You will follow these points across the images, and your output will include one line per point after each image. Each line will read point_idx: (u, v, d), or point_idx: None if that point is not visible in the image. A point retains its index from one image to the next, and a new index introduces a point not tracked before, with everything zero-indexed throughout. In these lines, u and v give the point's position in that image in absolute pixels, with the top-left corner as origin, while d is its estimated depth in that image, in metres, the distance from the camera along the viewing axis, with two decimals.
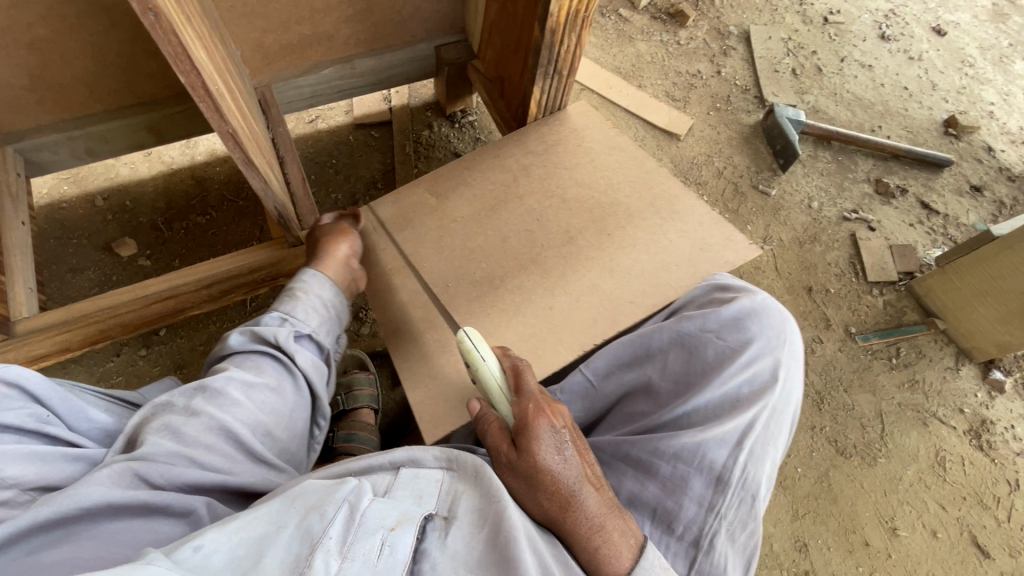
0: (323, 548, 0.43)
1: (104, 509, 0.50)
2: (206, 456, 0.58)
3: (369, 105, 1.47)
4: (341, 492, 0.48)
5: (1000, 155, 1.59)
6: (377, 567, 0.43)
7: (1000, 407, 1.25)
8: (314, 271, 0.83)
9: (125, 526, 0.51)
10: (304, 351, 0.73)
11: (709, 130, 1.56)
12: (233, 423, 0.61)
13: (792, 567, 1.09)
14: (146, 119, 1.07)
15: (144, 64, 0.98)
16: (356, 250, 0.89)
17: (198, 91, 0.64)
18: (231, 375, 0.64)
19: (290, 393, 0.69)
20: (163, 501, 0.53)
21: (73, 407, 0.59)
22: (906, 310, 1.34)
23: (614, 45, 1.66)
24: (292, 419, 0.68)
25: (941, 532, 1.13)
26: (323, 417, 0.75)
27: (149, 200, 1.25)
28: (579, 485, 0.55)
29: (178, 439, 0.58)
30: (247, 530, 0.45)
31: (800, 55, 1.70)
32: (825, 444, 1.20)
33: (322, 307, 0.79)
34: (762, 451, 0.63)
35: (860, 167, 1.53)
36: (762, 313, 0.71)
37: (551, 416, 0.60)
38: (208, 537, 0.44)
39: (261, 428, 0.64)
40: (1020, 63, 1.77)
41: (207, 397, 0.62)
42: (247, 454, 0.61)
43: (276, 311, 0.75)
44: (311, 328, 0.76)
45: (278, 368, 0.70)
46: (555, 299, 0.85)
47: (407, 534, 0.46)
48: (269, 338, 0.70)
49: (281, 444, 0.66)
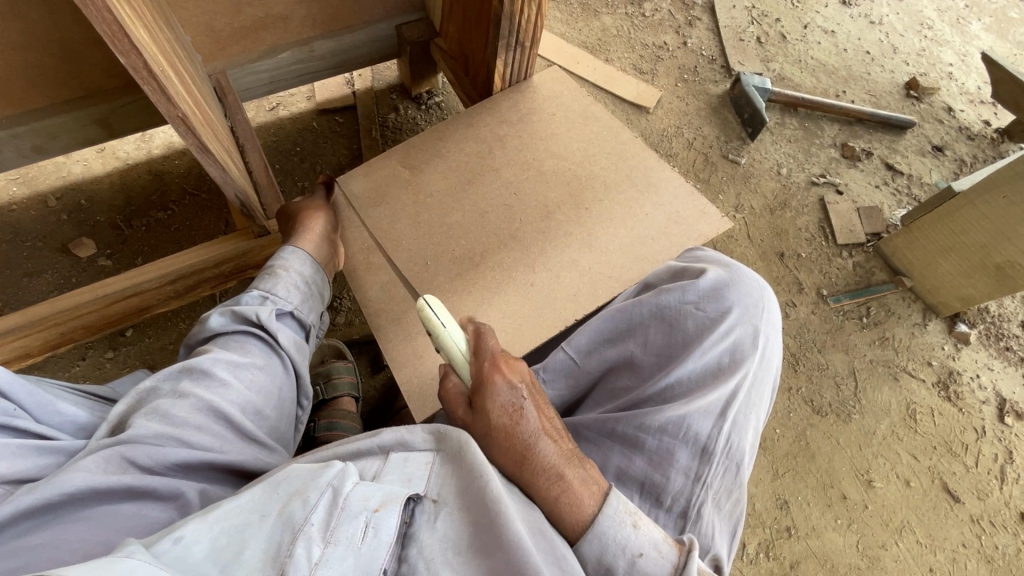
0: (306, 535, 0.42)
1: (87, 496, 0.48)
2: (196, 437, 0.56)
3: (332, 89, 1.43)
4: (325, 477, 0.46)
5: (959, 115, 1.63)
6: (361, 551, 0.42)
7: (966, 358, 1.29)
8: (293, 247, 0.83)
9: (108, 513, 0.48)
10: (285, 329, 0.73)
11: (677, 102, 1.56)
12: (222, 402, 0.60)
13: (775, 525, 1.12)
14: (95, 112, 1.02)
15: (87, 52, 0.94)
16: (334, 224, 0.90)
17: (141, 72, 0.61)
18: (216, 356, 0.63)
19: (276, 371, 0.69)
20: (149, 485, 0.51)
21: (41, 400, 0.56)
22: (875, 269, 1.37)
23: (579, 19, 1.64)
24: (280, 397, 0.68)
25: (914, 481, 1.17)
26: (306, 396, 0.74)
27: (105, 198, 1.20)
28: (535, 438, 0.56)
29: (167, 420, 0.56)
30: (228, 519, 0.44)
31: (765, 23, 1.71)
32: (802, 404, 1.22)
33: (302, 285, 0.79)
34: (744, 420, 0.64)
35: (826, 132, 1.55)
36: (740, 282, 0.70)
37: (505, 374, 0.59)
38: (188, 526, 0.42)
39: (250, 406, 0.63)
40: (976, 24, 1.80)
41: (194, 378, 0.60)
42: (238, 432, 0.60)
43: (255, 289, 0.75)
44: (292, 305, 0.76)
45: (263, 346, 0.69)
46: (536, 276, 0.85)
47: (392, 514, 0.44)
48: (251, 317, 0.70)
49: (271, 423, 0.65)
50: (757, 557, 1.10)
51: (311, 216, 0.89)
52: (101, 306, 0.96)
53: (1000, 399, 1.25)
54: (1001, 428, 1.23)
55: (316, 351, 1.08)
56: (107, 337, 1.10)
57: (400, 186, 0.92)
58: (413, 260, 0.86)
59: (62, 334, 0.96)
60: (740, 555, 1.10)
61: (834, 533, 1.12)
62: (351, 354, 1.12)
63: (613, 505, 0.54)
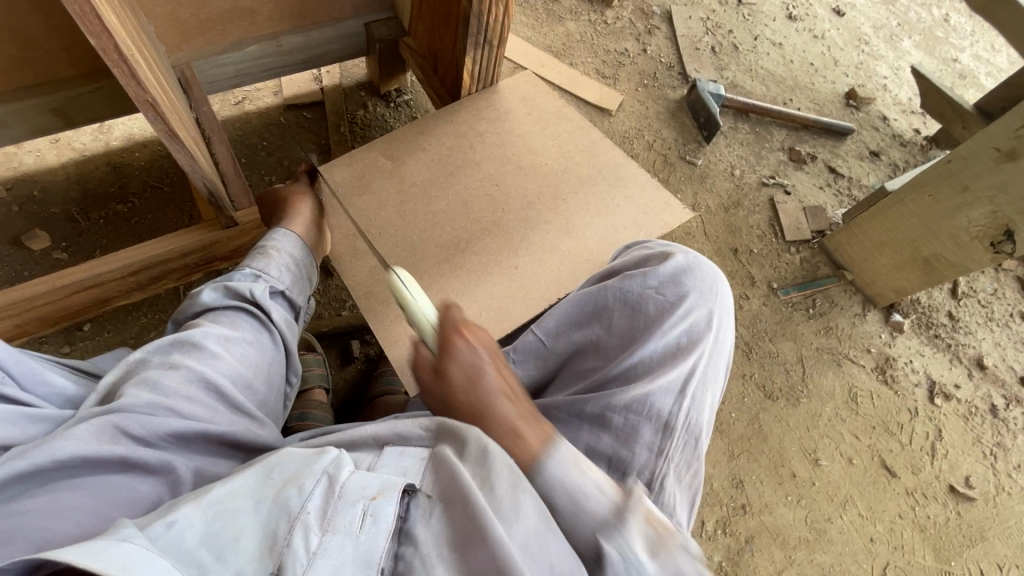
0: (303, 523, 0.46)
1: (80, 464, 0.52)
2: (187, 406, 0.60)
3: (299, 85, 1.43)
4: (321, 464, 0.51)
5: (893, 123, 1.76)
6: (360, 539, 0.46)
7: (901, 344, 1.40)
8: (284, 229, 0.87)
9: (101, 481, 0.52)
10: (277, 308, 0.78)
11: (638, 106, 1.63)
12: (214, 373, 0.64)
13: (731, 502, 1.19)
14: (51, 101, 1.00)
15: (44, 38, 0.92)
16: (318, 209, 0.94)
17: (111, 54, 0.62)
18: (207, 330, 0.68)
19: (267, 346, 0.74)
20: (138, 457, 0.54)
21: (28, 370, 0.59)
22: (820, 264, 1.47)
23: (544, 24, 1.70)
24: (269, 371, 0.72)
25: (856, 458, 1.26)
26: (295, 372, 0.79)
27: (60, 189, 1.16)
28: (493, 396, 0.60)
29: (157, 390, 0.60)
30: (223, 503, 0.48)
31: (718, 34, 1.81)
32: (755, 389, 1.30)
33: (294, 268, 0.84)
34: (702, 396, 0.69)
35: (775, 137, 1.65)
36: (695, 269, 0.76)
37: (466, 335, 0.64)
38: (182, 511, 0.46)
39: (241, 378, 0.67)
40: (907, 41, 1.96)
41: (185, 351, 0.65)
42: (228, 403, 0.64)
43: (247, 268, 0.80)
44: (284, 286, 0.81)
45: (254, 321, 0.74)
46: (518, 260, 0.89)
47: (390, 502, 0.48)
48: (246, 294, 0.75)
49: (260, 396, 0.70)
50: (714, 532, 1.16)
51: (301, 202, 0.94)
52: (62, 296, 0.95)
53: (930, 382, 1.36)
54: (932, 408, 1.34)
55: None
56: (64, 330, 1.06)
57: (382, 177, 0.94)
58: (395, 246, 0.89)
59: (16, 326, 0.95)
60: (698, 533, 1.16)
61: (784, 509, 1.19)
62: (320, 346, 1.12)
63: (565, 455, 0.57)
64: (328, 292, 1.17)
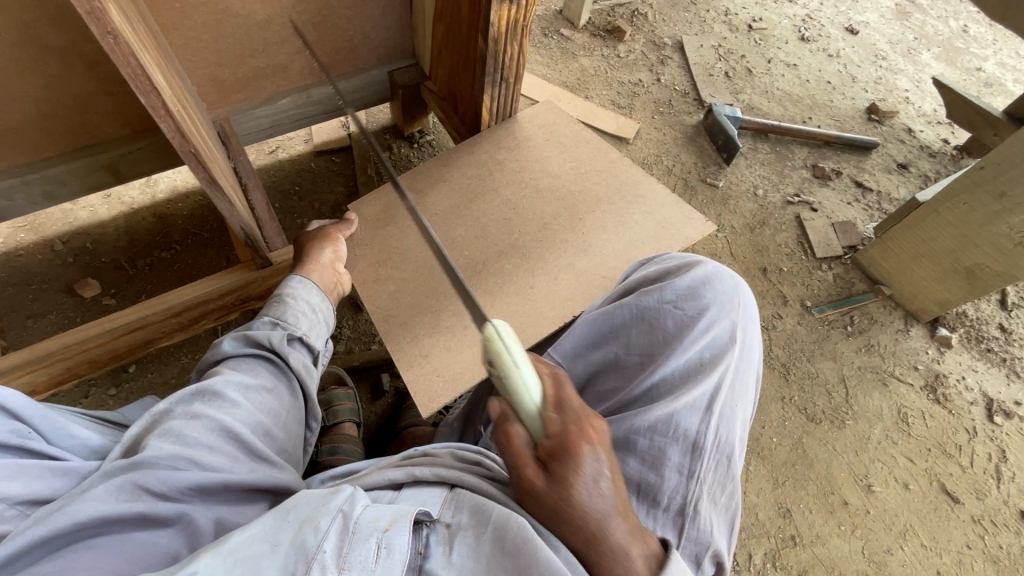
0: (319, 561, 0.44)
1: (98, 523, 0.50)
2: (207, 456, 0.60)
3: (328, 132, 1.51)
4: (334, 503, 0.50)
5: (919, 135, 1.74)
6: (375, 572, 0.44)
7: (950, 360, 1.33)
8: (301, 277, 0.87)
9: (119, 540, 0.51)
10: (295, 354, 0.79)
11: (655, 133, 1.65)
12: (233, 422, 0.64)
13: (780, 534, 1.12)
14: (104, 159, 1.08)
15: (99, 104, 1.00)
16: (340, 255, 0.94)
17: (159, 111, 0.68)
18: (228, 378, 0.69)
19: (283, 393, 0.74)
20: (156, 511, 0.53)
21: (54, 425, 0.63)
22: (855, 280, 1.43)
23: (559, 62, 1.76)
24: (286, 419, 0.72)
25: (912, 483, 1.19)
26: (315, 417, 0.79)
27: (111, 240, 1.24)
28: (611, 518, 0.48)
29: (180, 441, 0.60)
30: (237, 552, 0.46)
31: (731, 59, 1.83)
32: (796, 412, 1.25)
33: (311, 313, 0.84)
34: (730, 412, 0.67)
35: (797, 155, 1.65)
36: (716, 282, 0.75)
37: (594, 437, 0.49)
38: (200, 561, 0.44)
39: (259, 426, 0.67)
40: (926, 54, 1.96)
41: (206, 401, 0.65)
42: (249, 452, 0.64)
43: (265, 317, 0.81)
44: (302, 331, 0.81)
45: (273, 368, 0.75)
46: (535, 278, 0.90)
47: (402, 533, 0.47)
48: (264, 343, 0.76)
49: (280, 443, 0.70)
50: (764, 567, 1.09)
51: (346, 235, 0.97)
52: (112, 338, 0.99)
53: (987, 399, 1.29)
54: (991, 428, 1.26)
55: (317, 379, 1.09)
56: (110, 374, 1.10)
57: (405, 211, 0.98)
58: (417, 275, 0.95)
59: (67, 369, 0.98)
60: (747, 568, 1.09)
61: (837, 540, 1.12)
62: (351, 380, 1.13)
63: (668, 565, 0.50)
64: (358, 327, 1.19)
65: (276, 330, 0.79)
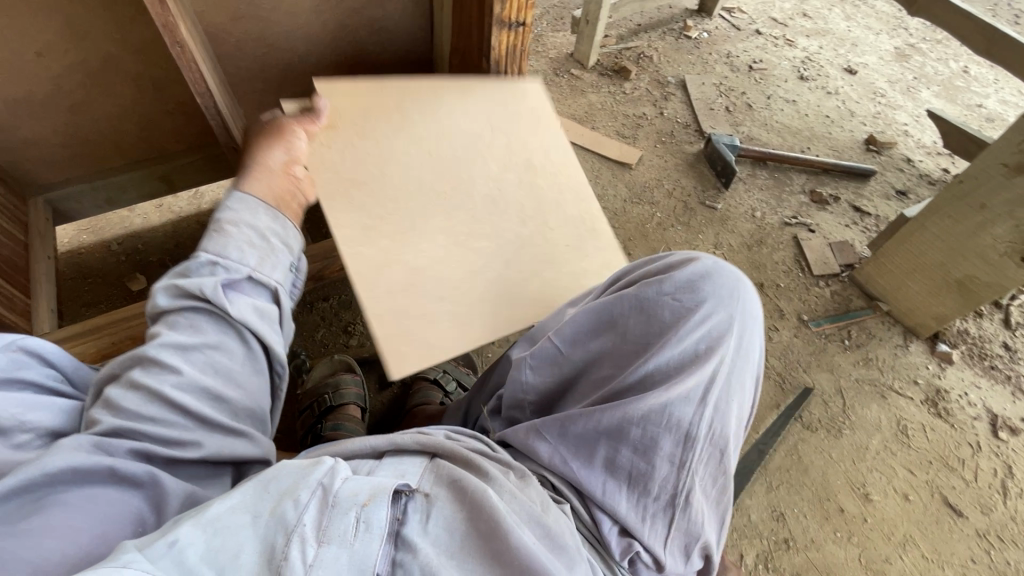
0: (298, 536, 0.43)
1: (69, 477, 0.46)
2: (150, 427, 0.51)
3: None
4: (314, 474, 0.48)
5: (919, 164, 1.80)
6: (354, 548, 0.43)
7: (952, 376, 1.33)
8: (239, 194, 0.64)
9: (91, 493, 0.46)
10: (247, 297, 0.59)
11: (657, 159, 1.76)
12: (174, 392, 0.52)
13: (773, 536, 1.11)
14: (160, 170, 1.24)
15: (161, 122, 1.17)
16: (295, 152, 0.71)
17: (212, 110, 0.82)
18: (163, 340, 0.54)
19: (237, 347, 0.57)
20: (124, 467, 0.48)
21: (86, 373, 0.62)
22: (852, 297, 1.46)
23: (568, 97, 1.91)
24: (244, 373, 0.57)
25: (912, 495, 1.17)
26: (282, 362, 0.62)
27: (159, 243, 1.40)
28: None
29: (121, 412, 0.51)
30: (218, 521, 0.43)
31: (732, 95, 1.96)
32: (791, 420, 1.26)
33: (260, 242, 0.62)
34: (724, 406, 0.62)
35: (795, 181, 1.72)
36: (716, 273, 0.67)
37: None
38: (181, 530, 0.41)
39: (210, 390, 0.54)
40: (926, 91, 2.04)
41: (144, 365, 0.53)
42: (199, 420, 0.53)
43: (202, 253, 0.58)
44: (248, 268, 0.59)
45: (214, 320, 0.57)
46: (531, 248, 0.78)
47: (381, 508, 0.46)
48: (196, 292, 0.56)
49: (240, 404, 0.56)
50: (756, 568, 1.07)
51: (309, 134, 0.75)
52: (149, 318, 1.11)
53: (991, 415, 1.28)
54: (996, 443, 1.24)
55: (328, 364, 1.19)
56: None
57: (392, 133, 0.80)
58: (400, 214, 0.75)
59: (112, 343, 1.08)
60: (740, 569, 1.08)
61: (833, 546, 1.11)
62: (359, 369, 1.22)
63: None
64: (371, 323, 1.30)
65: (217, 273, 0.58)
